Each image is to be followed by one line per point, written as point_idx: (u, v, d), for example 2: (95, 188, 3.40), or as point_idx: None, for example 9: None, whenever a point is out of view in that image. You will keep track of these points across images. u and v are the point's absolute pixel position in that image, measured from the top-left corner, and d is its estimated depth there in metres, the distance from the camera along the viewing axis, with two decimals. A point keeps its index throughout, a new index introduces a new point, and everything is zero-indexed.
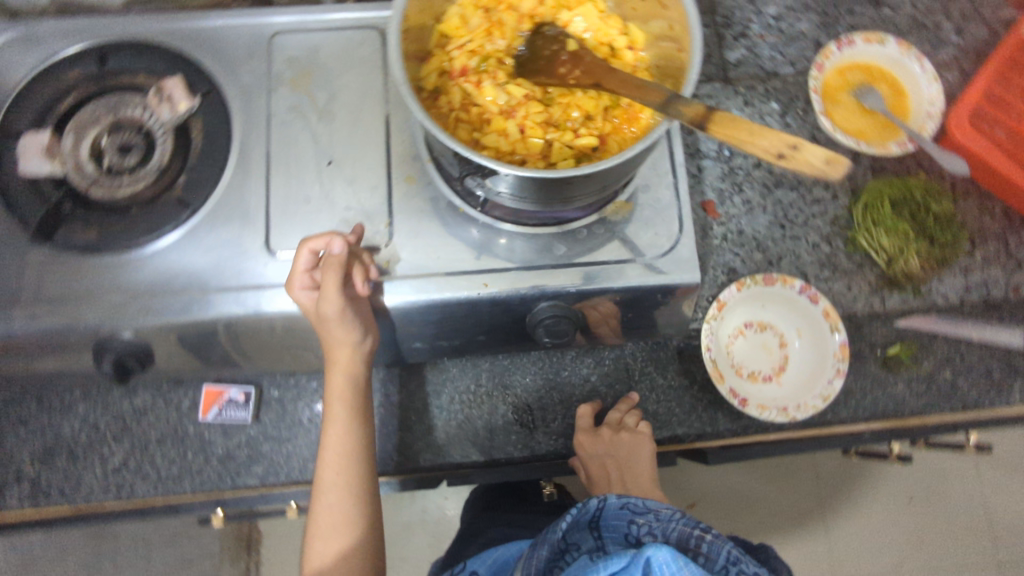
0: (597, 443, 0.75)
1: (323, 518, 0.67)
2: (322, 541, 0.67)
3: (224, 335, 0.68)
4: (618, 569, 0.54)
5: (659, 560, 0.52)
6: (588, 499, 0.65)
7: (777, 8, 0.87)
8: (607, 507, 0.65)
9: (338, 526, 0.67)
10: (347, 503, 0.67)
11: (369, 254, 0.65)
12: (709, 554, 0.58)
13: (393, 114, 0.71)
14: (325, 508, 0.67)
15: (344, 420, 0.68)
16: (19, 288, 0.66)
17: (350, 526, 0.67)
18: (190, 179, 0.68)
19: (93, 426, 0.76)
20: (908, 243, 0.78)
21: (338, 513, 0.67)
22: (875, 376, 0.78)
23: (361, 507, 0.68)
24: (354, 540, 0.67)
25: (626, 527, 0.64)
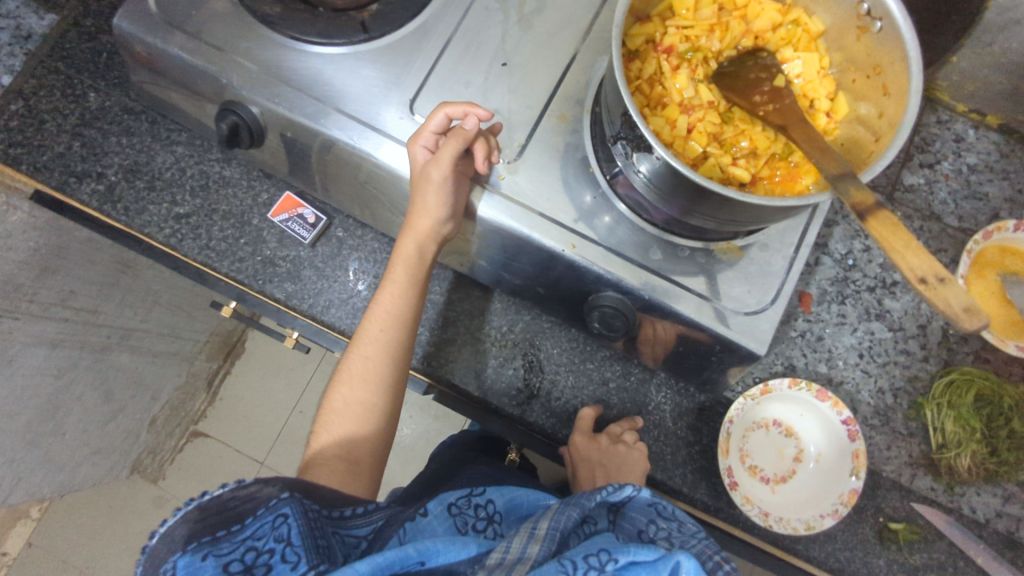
0: (592, 447, 0.72)
1: (352, 367, 0.68)
2: (347, 390, 0.68)
3: (329, 156, 0.70)
4: (643, 561, 0.44)
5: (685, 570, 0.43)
6: (624, 483, 0.54)
7: (976, 161, 0.84)
8: (635, 498, 0.55)
9: (365, 379, 0.68)
10: (378, 359, 0.69)
11: (495, 142, 0.67)
12: None
13: (581, 52, 0.71)
14: (358, 359, 0.69)
15: (399, 285, 0.71)
16: (193, 17, 0.69)
17: (376, 381, 0.68)
18: (381, 10, 0.70)
19: (181, 170, 0.80)
20: (969, 440, 0.75)
21: (368, 366, 0.68)
22: (863, 538, 0.75)
23: (391, 368, 0.69)
24: (377, 398, 0.68)
25: (643, 524, 0.53)
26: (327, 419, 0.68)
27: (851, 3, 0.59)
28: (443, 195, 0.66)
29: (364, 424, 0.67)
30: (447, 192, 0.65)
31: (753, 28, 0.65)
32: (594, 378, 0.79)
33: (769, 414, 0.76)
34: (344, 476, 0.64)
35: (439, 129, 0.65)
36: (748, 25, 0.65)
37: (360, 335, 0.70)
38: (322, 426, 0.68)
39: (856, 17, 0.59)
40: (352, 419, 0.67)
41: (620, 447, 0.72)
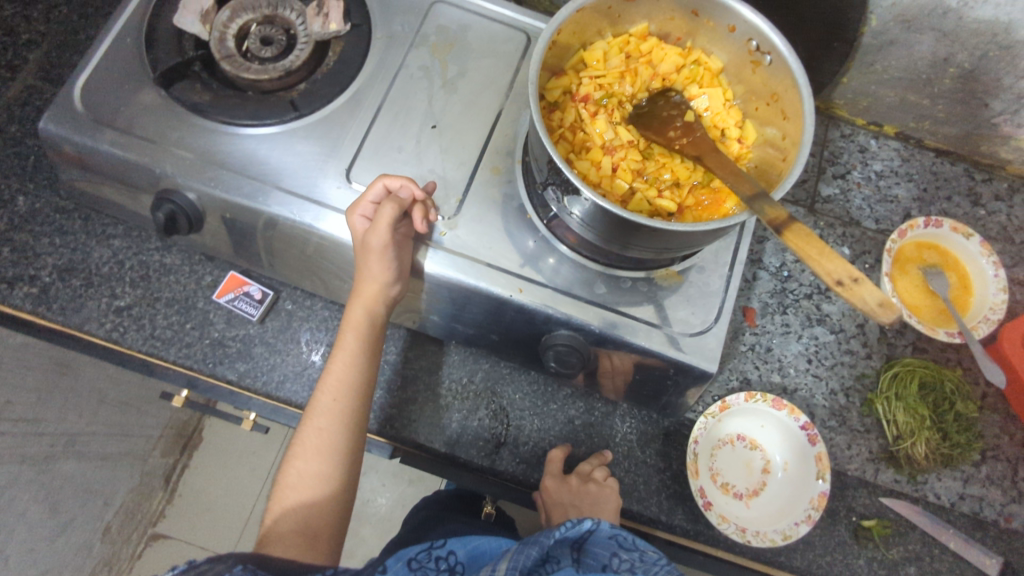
0: (563, 490, 0.72)
1: (305, 440, 0.67)
2: (300, 463, 0.66)
3: (270, 232, 0.71)
4: None
5: None
6: (583, 517, 0.54)
7: (883, 168, 0.90)
8: (596, 531, 0.55)
9: (321, 450, 0.67)
10: (332, 430, 0.68)
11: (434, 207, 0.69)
12: None
13: (506, 108, 0.74)
14: (311, 431, 0.68)
15: (349, 353, 0.71)
16: (122, 114, 0.70)
17: (331, 452, 0.67)
18: (309, 89, 0.73)
19: (119, 263, 0.78)
20: (921, 429, 0.77)
21: (321, 437, 0.67)
22: (841, 540, 0.76)
23: (345, 437, 0.68)
24: (332, 469, 0.67)
25: (607, 558, 0.53)
26: (282, 495, 0.66)
27: (741, 41, 0.65)
28: (386, 261, 0.66)
29: (319, 496, 0.66)
30: (387, 258, 0.66)
31: (660, 71, 0.71)
32: (560, 417, 0.80)
33: (732, 429, 0.77)
34: (301, 553, 0.63)
35: (378, 198, 0.67)
36: (655, 69, 0.70)
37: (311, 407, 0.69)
38: (277, 504, 0.66)
39: (747, 53, 0.65)
40: (308, 493, 0.66)
41: (591, 489, 0.72)
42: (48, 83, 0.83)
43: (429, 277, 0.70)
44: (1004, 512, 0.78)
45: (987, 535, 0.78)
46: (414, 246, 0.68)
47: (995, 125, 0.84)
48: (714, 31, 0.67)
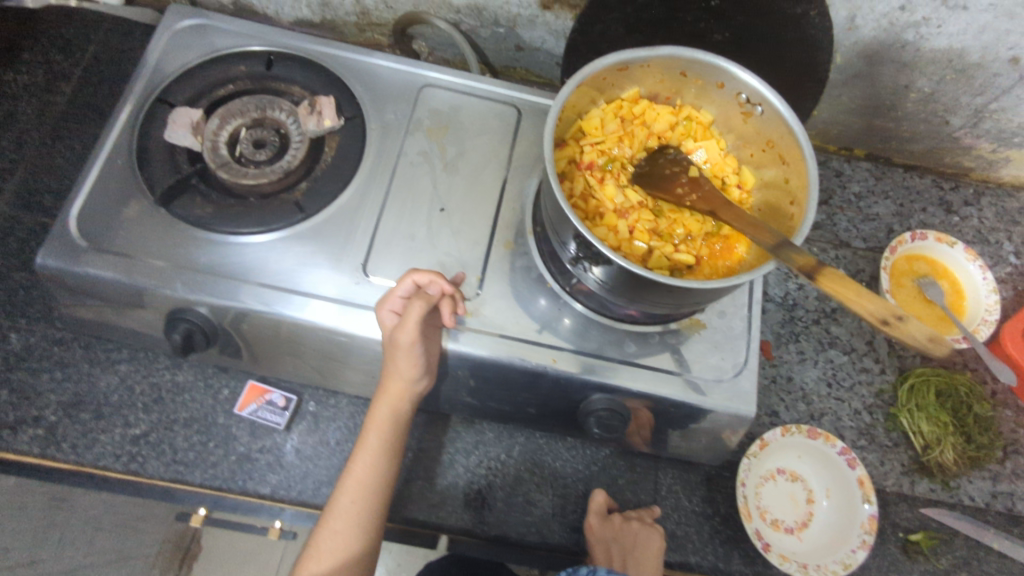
0: (606, 527, 0.72)
1: (324, 544, 0.65)
2: (313, 567, 0.64)
3: (290, 337, 0.69)
4: None
5: None
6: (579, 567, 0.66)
7: (860, 189, 0.95)
8: None
9: (345, 554, 0.65)
10: (354, 536, 0.65)
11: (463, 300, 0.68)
12: None
13: (510, 183, 0.76)
14: (327, 534, 0.65)
15: (372, 452, 0.69)
16: (122, 238, 0.68)
17: (352, 559, 0.65)
18: (312, 186, 0.72)
19: (128, 389, 0.75)
20: (946, 436, 0.80)
21: (341, 542, 0.65)
22: (893, 558, 0.77)
23: (366, 542, 0.66)
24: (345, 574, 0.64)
25: None
26: None
27: (730, 95, 0.69)
28: (412, 358, 0.65)
29: None
30: (414, 355, 0.65)
31: (654, 130, 0.73)
32: (602, 479, 0.79)
33: (772, 464, 0.78)
34: None
35: (407, 293, 0.66)
36: (650, 129, 0.73)
37: (331, 506, 0.67)
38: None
39: (737, 105, 0.69)
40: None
41: (635, 530, 0.72)
42: (28, 211, 0.80)
43: (458, 360, 0.69)
44: None
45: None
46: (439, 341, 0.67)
47: (957, 138, 0.90)
48: (703, 88, 0.70)
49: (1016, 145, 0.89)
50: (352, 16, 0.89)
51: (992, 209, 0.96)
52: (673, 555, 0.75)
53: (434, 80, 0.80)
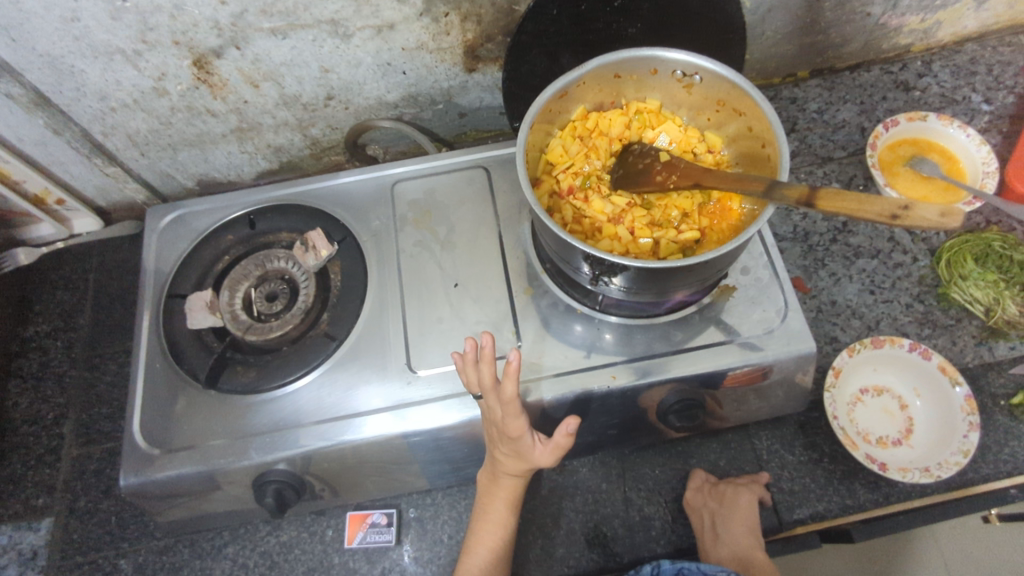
0: (700, 496, 0.75)
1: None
2: None
3: (370, 457, 0.71)
4: None
5: None
6: (643, 567, 0.70)
7: (818, 104, 0.98)
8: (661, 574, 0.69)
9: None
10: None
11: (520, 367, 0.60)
12: None
13: (505, 234, 0.79)
14: None
15: (500, 518, 0.70)
16: (186, 432, 0.71)
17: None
18: (333, 315, 0.76)
19: (242, 567, 0.77)
20: (1001, 291, 0.81)
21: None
22: (1007, 427, 0.77)
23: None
24: None
25: None
26: None
27: (666, 76, 0.72)
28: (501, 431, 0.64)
29: None
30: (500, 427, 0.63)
31: (614, 135, 0.76)
32: (705, 467, 0.80)
33: (855, 387, 0.78)
34: None
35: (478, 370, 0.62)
36: (609, 135, 0.76)
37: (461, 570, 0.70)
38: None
39: (677, 82, 0.72)
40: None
41: (725, 495, 0.73)
42: (91, 443, 0.84)
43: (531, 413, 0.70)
44: None
45: None
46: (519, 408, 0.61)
47: (884, 24, 0.93)
48: (640, 80, 0.73)
49: (940, 8, 0.92)
50: (305, 150, 0.94)
51: (947, 71, 0.98)
52: (802, 511, 0.75)
53: (401, 174, 0.85)
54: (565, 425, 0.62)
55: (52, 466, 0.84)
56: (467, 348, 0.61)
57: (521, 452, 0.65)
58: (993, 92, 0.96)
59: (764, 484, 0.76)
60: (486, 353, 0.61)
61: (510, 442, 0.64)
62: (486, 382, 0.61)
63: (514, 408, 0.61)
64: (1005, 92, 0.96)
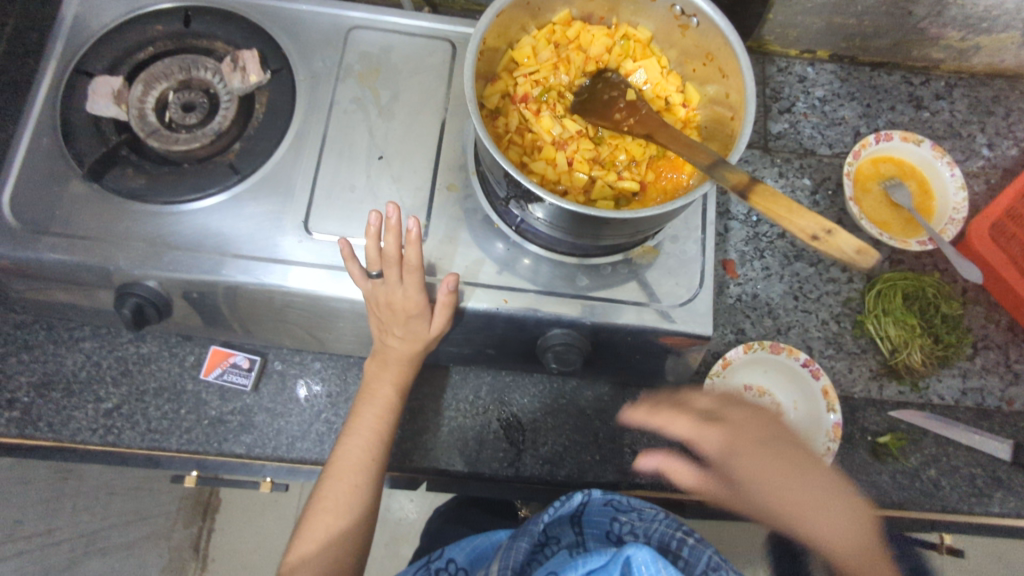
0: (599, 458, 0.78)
1: (333, 494, 0.63)
2: (330, 519, 0.62)
3: (243, 300, 0.69)
4: (596, 566, 0.54)
5: (638, 561, 0.52)
6: (575, 492, 0.67)
7: (824, 92, 0.93)
8: (592, 501, 0.69)
9: (347, 505, 0.62)
10: (365, 487, 0.64)
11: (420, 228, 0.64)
12: (689, 559, 0.63)
13: (449, 122, 0.73)
14: (336, 483, 0.63)
15: (386, 400, 0.68)
16: (59, 218, 0.68)
17: (353, 510, 0.63)
18: (244, 147, 0.71)
19: (95, 365, 0.78)
20: (913, 337, 0.80)
21: (352, 496, 0.63)
22: (862, 461, 0.79)
23: (373, 491, 0.64)
24: (353, 525, 0.62)
25: (608, 524, 0.67)
26: (305, 550, 0.61)
27: (664, 8, 0.64)
28: (401, 308, 0.65)
29: (343, 557, 0.61)
30: (403, 303, 0.65)
31: (591, 54, 0.69)
32: (571, 410, 0.80)
33: (739, 382, 0.79)
34: None
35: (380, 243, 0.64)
36: (586, 53, 0.69)
37: (338, 453, 0.65)
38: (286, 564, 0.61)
39: (673, 18, 0.65)
40: (317, 555, 0.60)
41: (762, 423, 0.75)
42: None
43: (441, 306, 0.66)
44: (1006, 397, 0.82)
45: (995, 423, 0.81)
46: (421, 278, 0.64)
47: (922, 30, 0.88)
48: (636, 3, 0.66)
49: (984, 31, 0.87)
50: None
51: (965, 100, 0.93)
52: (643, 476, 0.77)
53: (362, 20, 0.77)
54: (446, 284, 0.64)
55: None
56: (373, 218, 0.62)
57: (416, 332, 0.66)
58: (999, 139, 0.91)
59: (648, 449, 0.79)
60: (393, 225, 0.62)
61: (407, 320, 0.66)
62: (391, 253, 0.63)
63: (416, 274, 0.64)
64: (1011, 141, 0.91)
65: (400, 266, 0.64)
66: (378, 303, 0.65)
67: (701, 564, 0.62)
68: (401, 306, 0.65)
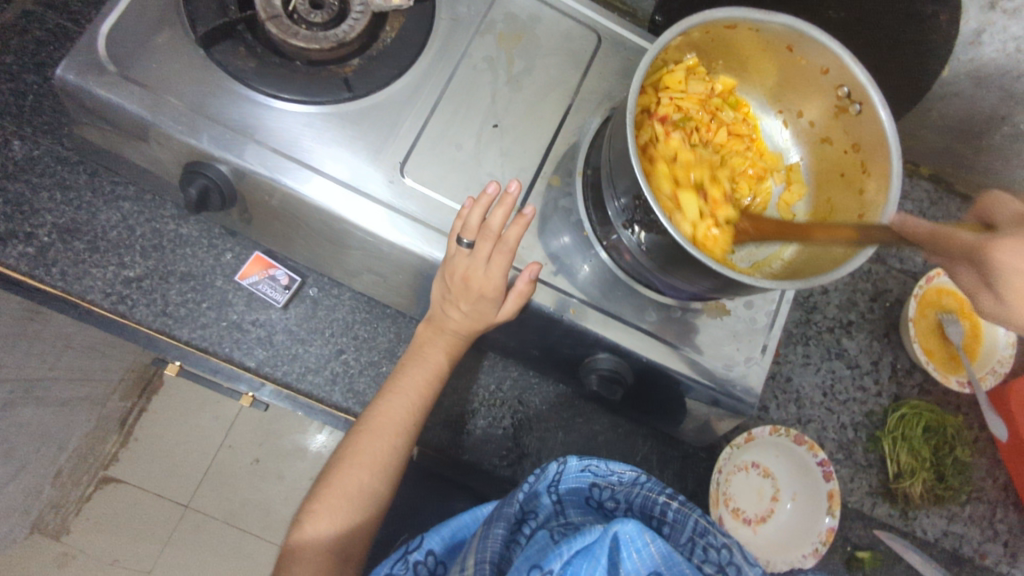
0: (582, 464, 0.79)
1: (369, 451, 0.60)
2: (361, 477, 0.59)
3: (314, 219, 0.66)
4: (581, 548, 0.42)
5: (625, 536, 0.44)
6: (548, 463, 0.54)
7: (913, 207, 0.94)
8: (566, 470, 0.56)
9: (381, 465, 0.60)
10: (401, 450, 0.62)
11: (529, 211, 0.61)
12: (675, 525, 0.53)
13: (571, 114, 0.71)
14: (369, 439, 0.61)
15: (433, 367, 0.66)
16: (152, 71, 0.63)
17: (383, 471, 0.61)
18: (364, 66, 0.67)
19: (129, 228, 0.74)
20: (922, 470, 0.81)
21: (388, 457, 0.61)
22: (835, 568, 0.80)
23: (404, 456, 0.63)
24: (381, 489, 0.60)
25: (587, 490, 0.56)
26: (328, 503, 0.58)
27: (831, 85, 0.62)
28: (486, 286, 0.61)
29: (362, 516, 0.59)
30: (490, 282, 0.61)
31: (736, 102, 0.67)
32: (583, 431, 0.79)
33: (749, 457, 0.79)
34: None
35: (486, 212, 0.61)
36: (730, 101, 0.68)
37: (377, 409, 0.63)
38: (307, 515, 0.58)
39: (835, 98, 0.63)
40: (344, 513, 0.58)
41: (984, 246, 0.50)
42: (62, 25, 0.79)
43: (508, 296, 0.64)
44: (980, 551, 0.84)
45: (964, 571, 0.83)
46: (509, 260, 0.62)
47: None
48: (804, 71, 0.63)
49: None
50: None
51: None
52: None
53: None
54: (529, 272, 0.61)
55: (14, 25, 0.78)
56: (492, 188, 0.59)
57: (483, 313, 0.64)
58: None
59: None
60: (508, 200, 0.60)
61: (478, 300, 0.63)
62: (492, 228, 0.61)
63: (508, 257, 0.61)
64: None
65: (495, 244, 0.61)
66: (455, 273, 0.62)
67: (688, 530, 0.52)
68: (478, 285, 0.62)
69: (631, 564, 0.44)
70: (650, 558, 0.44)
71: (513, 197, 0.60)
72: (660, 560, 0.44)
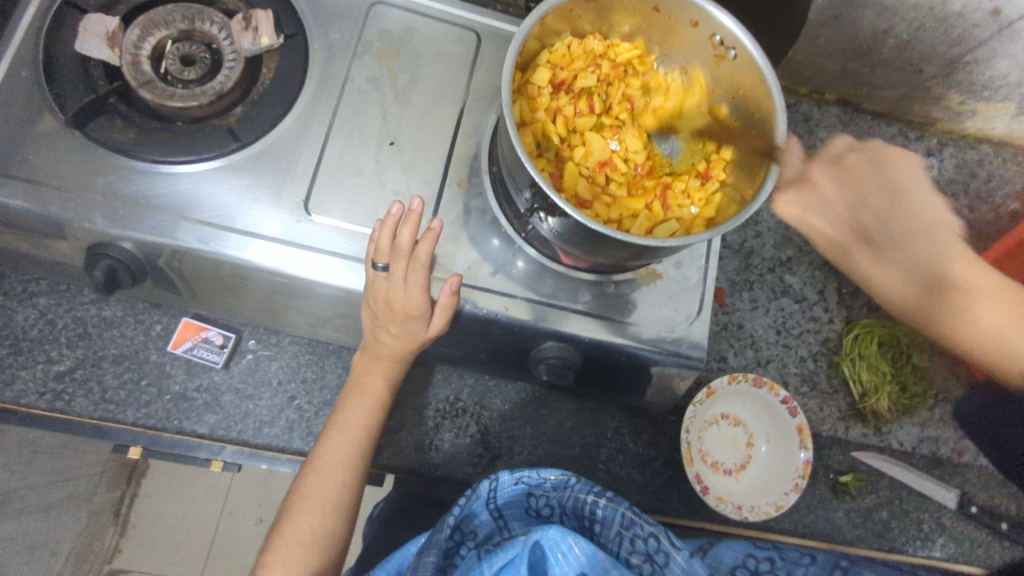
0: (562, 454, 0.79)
1: (317, 491, 0.61)
2: (315, 519, 0.60)
3: (230, 274, 0.65)
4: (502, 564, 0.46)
5: (548, 541, 0.47)
6: (479, 482, 0.57)
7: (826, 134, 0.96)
8: (500, 484, 0.58)
9: (333, 504, 0.61)
10: (351, 484, 0.63)
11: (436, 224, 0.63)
12: (605, 521, 0.55)
13: (466, 115, 0.71)
14: (317, 480, 0.61)
15: (372, 397, 0.66)
16: (29, 162, 0.61)
17: (338, 509, 0.61)
18: (247, 112, 0.66)
19: (50, 323, 0.73)
20: (884, 384, 0.83)
21: (337, 493, 0.61)
22: (822, 498, 0.81)
23: (356, 489, 0.63)
24: (337, 526, 0.61)
25: (524, 502, 0.59)
26: (283, 552, 0.58)
27: (704, 36, 0.62)
28: (409, 305, 0.62)
29: (322, 558, 0.59)
30: (410, 301, 0.62)
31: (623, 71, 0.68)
32: (550, 421, 0.80)
33: (717, 410, 0.80)
34: None
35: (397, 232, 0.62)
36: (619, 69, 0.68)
37: (321, 449, 0.64)
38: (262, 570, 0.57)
39: (711, 47, 0.63)
40: (299, 558, 0.58)
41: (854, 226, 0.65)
42: None
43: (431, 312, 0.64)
44: (957, 449, 0.86)
45: (945, 472, 0.85)
46: (425, 277, 0.63)
47: (928, 88, 0.91)
48: (677, 26, 0.64)
49: (985, 98, 0.90)
50: None
51: (953, 161, 0.97)
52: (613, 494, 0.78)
53: None
54: (449, 285, 0.62)
55: None
56: (395, 208, 0.60)
57: (412, 332, 0.65)
58: (978, 203, 0.96)
59: (630, 464, 0.80)
60: (413, 217, 0.61)
61: (405, 320, 0.64)
62: (402, 246, 0.61)
63: (423, 272, 0.62)
64: (988, 207, 0.96)
65: (409, 262, 0.62)
66: (378, 298, 0.63)
67: (616, 524, 0.54)
68: (401, 305, 0.63)
69: (560, 568, 0.46)
70: (578, 560, 0.47)
71: (417, 213, 0.62)
72: (585, 560, 0.47)
